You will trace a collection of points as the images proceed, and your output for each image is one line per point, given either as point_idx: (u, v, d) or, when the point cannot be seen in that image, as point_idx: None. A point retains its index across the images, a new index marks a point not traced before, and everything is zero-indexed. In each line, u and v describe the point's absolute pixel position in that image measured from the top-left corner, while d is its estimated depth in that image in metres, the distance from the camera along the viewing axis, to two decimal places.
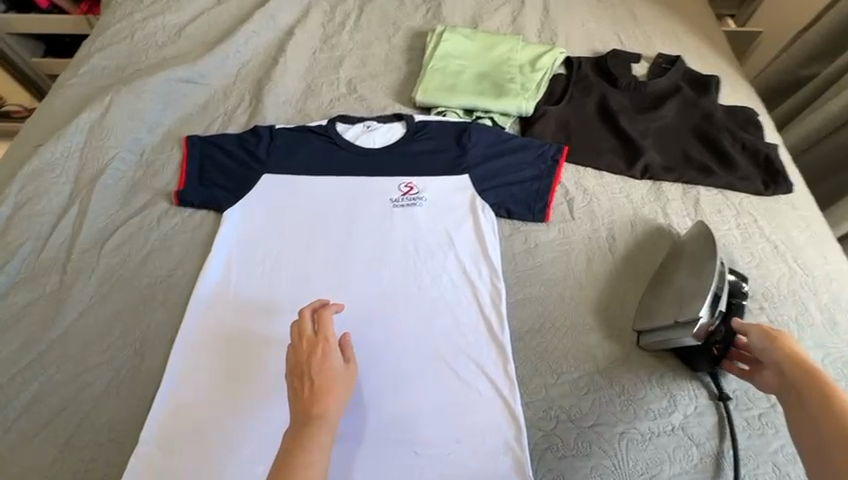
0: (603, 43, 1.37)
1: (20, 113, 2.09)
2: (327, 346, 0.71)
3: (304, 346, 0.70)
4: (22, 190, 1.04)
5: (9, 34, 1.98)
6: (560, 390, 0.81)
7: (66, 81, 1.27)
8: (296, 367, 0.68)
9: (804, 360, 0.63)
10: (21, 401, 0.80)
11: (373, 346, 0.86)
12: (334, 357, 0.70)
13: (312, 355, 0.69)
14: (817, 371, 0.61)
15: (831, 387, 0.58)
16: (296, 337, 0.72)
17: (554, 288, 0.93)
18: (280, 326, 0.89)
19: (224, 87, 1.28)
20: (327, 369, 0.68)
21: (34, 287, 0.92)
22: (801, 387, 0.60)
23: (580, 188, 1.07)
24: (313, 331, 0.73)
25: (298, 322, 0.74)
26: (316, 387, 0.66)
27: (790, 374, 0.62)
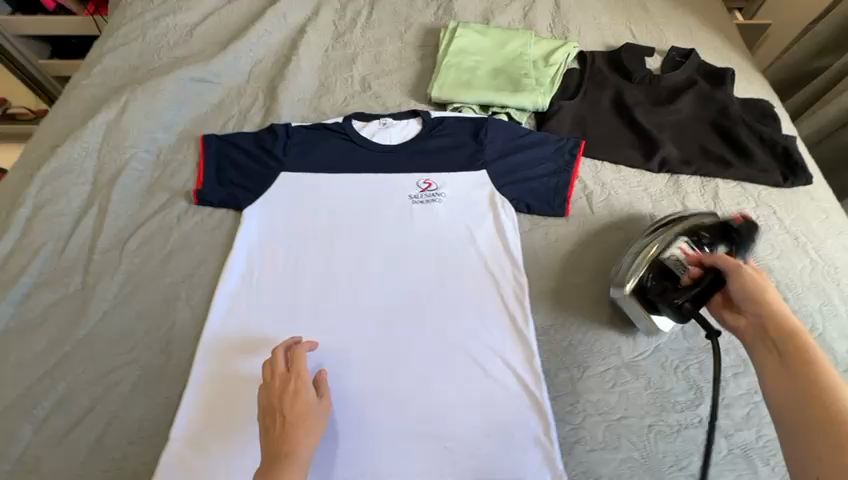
0: (616, 37, 1.37)
1: (26, 115, 2.09)
2: (300, 380, 0.74)
3: (276, 383, 0.74)
4: (41, 191, 1.04)
5: (16, 36, 1.97)
6: (586, 383, 0.82)
7: (80, 81, 1.27)
8: (268, 406, 0.72)
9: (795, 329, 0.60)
10: (49, 400, 0.80)
11: (397, 342, 0.87)
12: (305, 392, 0.73)
13: (285, 391, 0.73)
14: (813, 351, 0.57)
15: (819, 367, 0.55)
16: (269, 376, 0.76)
17: (576, 283, 0.93)
18: (304, 324, 0.89)
19: (237, 85, 1.28)
20: (298, 402, 0.72)
21: (58, 287, 0.92)
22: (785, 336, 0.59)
23: (598, 182, 1.07)
24: (284, 368, 0.77)
25: (270, 361, 0.78)
26: (286, 423, 0.70)
27: (775, 324, 0.61)
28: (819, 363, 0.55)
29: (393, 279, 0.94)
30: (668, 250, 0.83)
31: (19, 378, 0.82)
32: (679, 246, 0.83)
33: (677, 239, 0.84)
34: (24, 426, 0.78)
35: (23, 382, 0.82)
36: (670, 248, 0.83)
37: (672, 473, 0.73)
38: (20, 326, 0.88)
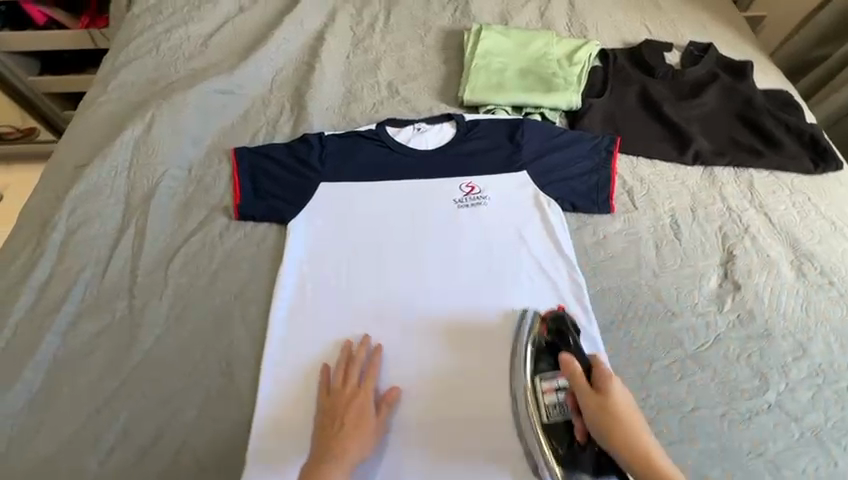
0: (632, 33, 1.39)
1: (13, 134, 1.97)
2: (368, 397, 0.80)
3: (345, 392, 0.80)
4: (72, 214, 1.00)
5: (6, 52, 1.82)
6: (654, 378, 0.83)
7: (96, 99, 1.23)
8: (332, 410, 0.78)
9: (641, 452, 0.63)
10: (113, 431, 0.77)
11: (444, 403, 0.83)
12: (369, 411, 0.78)
13: (352, 403, 0.79)
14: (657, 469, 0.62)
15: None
16: (341, 381, 0.81)
17: (629, 278, 0.94)
18: (374, 338, 0.88)
19: (261, 96, 1.25)
20: (361, 420, 0.77)
21: (103, 314, 0.89)
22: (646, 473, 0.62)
23: (636, 177, 1.09)
24: (357, 381, 0.82)
25: (349, 363, 0.83)
26: (342, 432, 0.75)
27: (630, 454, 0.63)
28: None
29: (439, 327, 0.89)
30: (539, 397, 0.78)
31: (76, 411, 0.79)
32: (543, 391, 0.78)
33: (535, 383, 0.80)
34: (90, 460, 0.75)
35: (81, 414, 0.79)
36: (540, 399, 0.78)
37: (750, 459, 0.75)
38: (68, 356, 0.85)
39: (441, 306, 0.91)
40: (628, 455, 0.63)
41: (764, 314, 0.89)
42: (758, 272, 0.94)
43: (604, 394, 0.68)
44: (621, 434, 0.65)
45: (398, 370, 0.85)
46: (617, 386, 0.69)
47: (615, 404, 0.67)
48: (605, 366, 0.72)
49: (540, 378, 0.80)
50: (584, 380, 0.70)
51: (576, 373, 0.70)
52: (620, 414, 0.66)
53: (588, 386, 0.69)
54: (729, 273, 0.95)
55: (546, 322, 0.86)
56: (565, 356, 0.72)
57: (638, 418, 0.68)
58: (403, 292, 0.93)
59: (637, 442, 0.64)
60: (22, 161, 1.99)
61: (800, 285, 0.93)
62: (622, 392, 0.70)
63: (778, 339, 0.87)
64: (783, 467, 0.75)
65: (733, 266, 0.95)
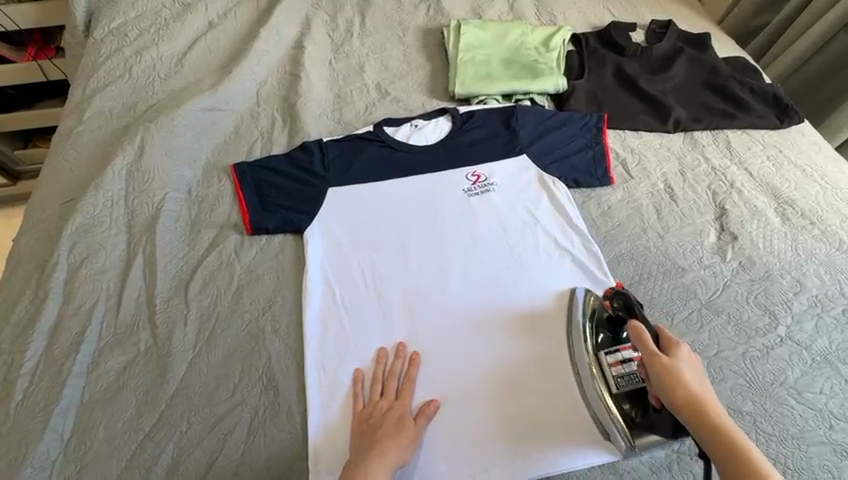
0: (598, 16, 1.46)
1: None
2: (405, 408, 0.80)
3: (383, 403, 0.81)
4: (73, 251, 0.95)
5: None
6: (679, 329, 0.89)
7: (73, 129, 1.17)
8: (369, 419, 0.78)
9: (701, 404, 0.66)
10: (162, 464, 0.75)
11: (504, 372, 0.85)
12: (407, 422, 0.78)
13: (390, 414, 0.79)
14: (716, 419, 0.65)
15: (728, 433, 0.63)
16: (378, 393, 0.82)
17: (638, 242, 1.01)
18: (407, 337, 0.88)
19: (250, 110, 1.23)
20: (399, 429, 0.76)
21: (126, 349, 0.85)
22: (714, 437, 0.63)
23: (627, 149, 1.16)
24: (395, 392, 0.82)
25: (389, 373, 0.84)
26: (377, 439, 0.75)
27: (690, 405, 0.66)
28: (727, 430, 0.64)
29: (495, 296, 0.93)
30: (606, 371, 0.78)
31: (117, 450, 0.76)
32: (609, 364, 0.78)
33: (600, 356, 0.80)
34: None
35: (125, 453, 0.76)
36: (608, 372, 0.78)
37: (776, 389, 0.82)
38: (97, 397, 0.81)
39: (486, 287, 0.94)
40: (690, 414, 0.66)
41: (761, 258, 0.98)
42: (750, 222, 1.03)
43: (673, 361, 0.70)
44: (686, 394, 0.67)
45: (459, 355, 0.86)
46: (685, 354, 0.72)
47: (680, 369, 0.69)
48: (673, 338, 0.74)
49: (606, 351, 0.80)
50: (654, 347, 0.72)
51: (645, 338, 0.72)
52: (687, 381, 0.68)
53: (658, 352, 0.71)
54: (725, 226, 1.03)
55: (611, 300, 0.86)
56: (634, 324, 0.74)
57: (707, 388, 0.69)
58: (446, 273, 0.96)
59: (704, 408, 0.65)
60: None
61: (787, 228, 1.02)
62: (691, 362, 0.72)
63: (778, 278, 0.95)
64: (804, 391, 0.82)
65: (726, 219, 1.03)
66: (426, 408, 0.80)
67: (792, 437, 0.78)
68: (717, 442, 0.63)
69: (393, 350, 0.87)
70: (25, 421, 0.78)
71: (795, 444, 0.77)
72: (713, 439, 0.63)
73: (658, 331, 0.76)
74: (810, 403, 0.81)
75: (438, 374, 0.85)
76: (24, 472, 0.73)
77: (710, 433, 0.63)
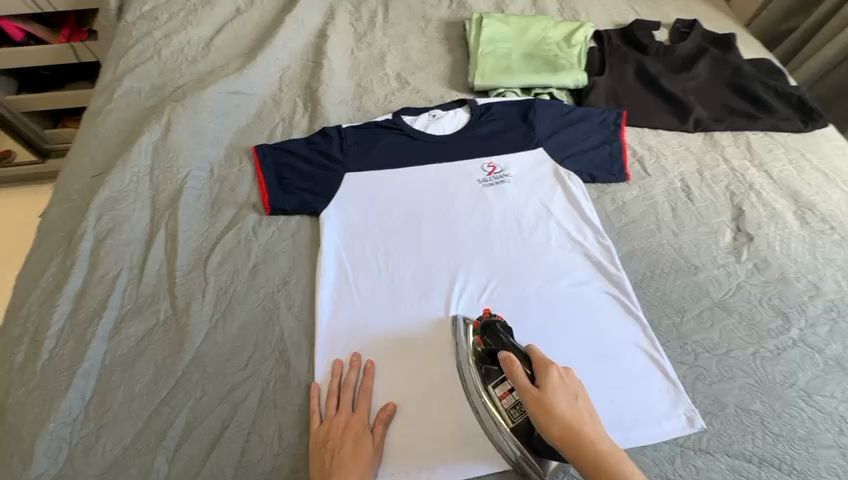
0: (622, 15, 1.46)
1: None
2: (363, 421, 0.78)
3: (339, 420, 0.77)
4: (100, 222, 0.99)
5: None
6: (690, 325, 0.89)
7: (103, 107, 1.21)
8: (325, 442, 0.74)
9: (575, 433, 0.59)
10: (176, 428, 0.78)
11: (450, 382, 0.83)
12: (365, 437, 0.75)
13: (347, 433, 0.76)
14: (593, 448, 0.58)
15: (608, 460, 0.57)
16: (334, 408, 0.79)
17: (653, 238, 1.00)
18: (377, 340, 0.87)
19: (272, 95, 1.26)
20: (358, 449, 0.74)
21: (146, 317, 0.89)
22: (600, 476, 0.56)
23: (645, 146, 1.15)
24: (350, 406, 0.80)
25: (339, 390, 0.81)
26: (336, 463, 0.71)
27: (568, 435, 0.59)
28: (604, 456, 0.57)
29: (505, 284, 0.94)
30: (497, 405, 0.74)
31: (135, 413, 0.79)
32: (499, 397, 0.74)
33: (489, 391, 0.76)
34: (158, 459, 0.76)
35: (142, 416, 0.79)
36: (498, 407, 0.74)
37: (785, 390, 0.82)
38: (117, 361, 0.84)
39: (499, 275, 0.95)
40: (568, 447, 0.59)
41: (778, 260, 0.97)
42: (767, 224, 1.02)
43: (542, 390, 0.63)
44: (559, 425, 0.60)
45: (390, 368, 0.85)
46: (555, 378, 0.65)
47: (551, 398, 0.62)
48: (546, 359, 0.68)
49: (494, 385, 0.76)
50: (523, 376, 0.66)
51: (515, 369, 0.67)
52: (561, 410, 0.61)
53: (528, 381, 0.65)
54: (741, 227, 1.02)
55: (481, 333, 0.81)
56: (504, 356, 0.69)
57: (583, 411, 0.62)
58: (457, 261, 0.97)
59: (581, 441, 0.58)
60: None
61: (805, 232, 1.01)
62: (564, 385, 0.65)
63: (794, 281, 0.94)
64: (815, 394, 0.81)
65: (743, 220, 1.03)
66: (380, 414, 0.79)
67: (800, 438, 0.77)
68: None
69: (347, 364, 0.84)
70: (49, 380, 0.81)
71: (803, 445, 0.77)
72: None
73: (533, 357, 0.69)
74: (819, 406, 0.80)
75: (381, 378, 0.84)
76: (47, 427, 0.77)
77: (593, 471, 0.57)
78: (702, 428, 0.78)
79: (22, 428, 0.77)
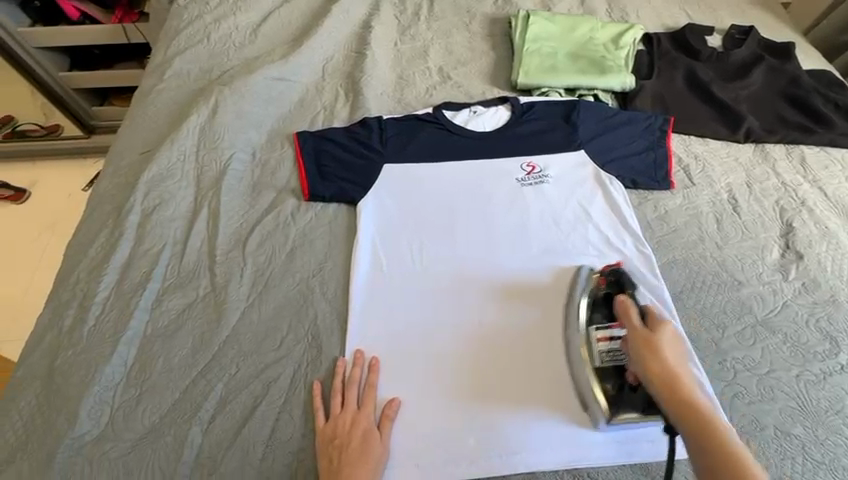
0: (673, 18, 1.41)
1: (37, 132, 1.93)
2: (369, 419, 0.78)
3: (345, 418, 0.78)
4: (147, 197, 1.03)
5: (38, 48, 1.77)
6: (730, 342, 0.86)
7: (154, 87, 1.25)
8: (333, 438, 0.75)
9: (676, 378, 0.65)
10: (212, 401, 0.81)
11: (474, 367, 0.84)
12: (374, 434, 0.76)
13: (354, 430, 0.76)
14: (687, 395, 0.63)
15: (699, 408, 0.62)
16: (339, 405, 0.79)
17: (695, 249, 0.98)
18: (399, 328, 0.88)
19: (315, 83, 1.27)
20: (366, 446, 0.74)
21: (187, 291, 0.92)
22: (688, 417, 0.61)
23: (691, 155, 1.12)
24: (356, 405, 0.80)
25: (342, 388, 0.81)
26: (344, 459, 0.73)
27: (667, 378, 0.65)
28: (695, 404, 0.62)
29: (540, 283, 0.93)
30: (593, 346, 0.81)
31: (173, 383, 0.82)
32: (598, 339, 0.81)
33: (590, 331, 0.83)
34: (193, 428, 0.78)
35: (179, 387, 0.82)
36: (594, 348, 0.81)
37: (829, 417, 0.79)
38: (159, 332, 0.87)
39: (534, 275, 0.94)
40: (662, 386, 0.64)
41: (828, 281, 0.93)
42: (818, 243, 0.98)
43: (655, 337, 0.69)
44: (660, 368, 0.66)
45: (464, 341, 0.87)
46: (668, 333, 0.70)
47: (659, 342, 0.68)
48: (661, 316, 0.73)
49: (597, 327, 0.83)
50: (637, 321, 0.72)
51: (631, 311, 0.73)
52: (664, 354, 0.67)
53: (641, 327, 0.71)
54: (790, 244, 0.98)
55: (606, 276, 0.89)
56: (622, 301, 0.74)
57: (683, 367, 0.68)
58: (492, 256, 0.96)
59: (681, 386, 0.64)
60: (45, 158, 1.94)
61: None
62: (674, 341, 0.70)
63: (844, 304, 0.90)
64: None
65: (793, 237, 0.99)
66: (386, 410, 0.79)
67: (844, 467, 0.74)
68: (689, 420, 0.61)
69: (353, 361, 0.84)
70: (95, 345, 0.85)
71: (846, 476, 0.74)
72: (682, 414, 0.61)
73: (648, 310, 0.75)
74: None
75: (426, 359, 0.85)
76: (92, 390, 0.81)
77: (677, 406, 0.62)
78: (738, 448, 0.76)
79: (68, 388, 0.81)
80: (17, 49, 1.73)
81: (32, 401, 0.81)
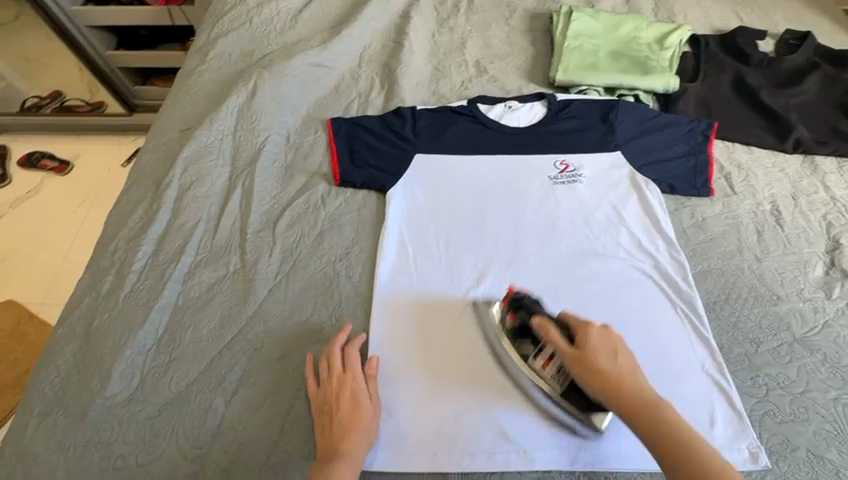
0: (723, 20, 1.35)
1: (83, 107, 2.02)
2: (356, 382, 0.78)
3: (332, 382, 0.78)
4: (185, 172, 1.06)
5: (88, 27, 1.83)
6: (764, 358, 0.83)
7: (197, 67, 1.28)
8: (324, 404, 0.77)
9: (617, 382, 0.65)
10: (236, 373, 0.83)
11: (437, 368, 0.84)
12: (363, 398, 0.77)
13: (341, 393, 0.77)
14: (632, 397, 0.63)
15: (646, 404, 0.63)
16: (326, 372, 0.80)
17: (732, 260, 0.94)
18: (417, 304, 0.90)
19: (351, 71, 1.28)
20: (356, 409, 0.76)
21: (218, 266, 0.94)
22: (638, 418, 0.62)
23: (734, 163, 1.07)
24: (341, 367, 0.80)
25: (326, 355, 0.82)
26: (335, 423, 0.74)
27: (609, 386, 0.65)
28: (642, 405, 0.63)
29: (566, 283, 0.92)
30: (540, 373, 0.79)
31: (200, 353, 0.85)
32: (541, 366, 0.79)
33: (531, 363, 0.80)
34: (217, 397, 0.81)
35: (206, 357, 0.85)
36: (544, 375, 0.79)
37: None
38: (190, 302, 0.90)
39: (561, 274, 0.93)
40: (608, 395, 0.65)
41: None
42: None
43: (581, 349, 0.68)
44: (600, 375, 0.65)
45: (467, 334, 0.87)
46: (594, 337, 0.69)
47: (593, 358, 0.67)
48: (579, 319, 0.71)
49: (533, 356, 0.80)
50: (561, 339, 0.70)
51: (552, 333, 0.71)
52: (595, 363, 0.66)
53: (566, 344, 0.69)
54: (836, 261, 0.94)
55: (513, 311, 0.83)
56: (541, 327, 0.72)
57: (622, 364, 0.67)
58: (518, 253, 0.95)
59: (623, 390, 0.64)
60: (90, 134, 2.03)
61: None
62: (603, 343, 0.69)
63: None
64: None
65: (839, 255, 0.94)
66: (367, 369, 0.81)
67: None
68: (639, 421, 0.62)
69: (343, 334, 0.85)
70: (130, 310, 0.89)
71: None
72: (632, 416, 0.63)
73: (567, 321, 0.73)
74: None
75: (414, 344, 0.86)
76: (125, 353, 0.84)
77: (626, 410, 0.63)
78: (766, 466, 0.73)
79: (103, 349, 0.85)
80: (75, 32, 1.82)
81: (70, 358, 0.86)
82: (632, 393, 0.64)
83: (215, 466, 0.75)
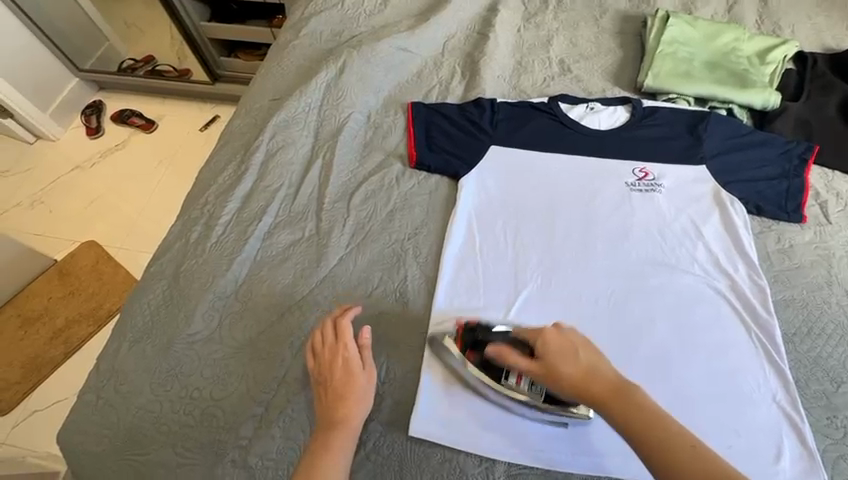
0: (836, 40, 1.26)
1: (171, 73, 2.15)
2: (346, 353, 0.79)
3: (326, 351, 0.80)
4: (272, 140, 1.13)
5: None
6: (844, 399, 0.79)
7: (289, 43, 1.35)
8: (319, 374, 0.79)
9: (584, 380, 0.63)
10: (302, 331, 0.88)
11: None
12: (356, 369, 0.79)
13: (334, 362, 0.79)
14: (605, 394, 0.61)
15: (621, 397, 0.61)
16: (320, 344, 0.81)
17: (817, 292, 0.89)
18: (481, 290, 0.92)
19: (434, 58, 1.30)
20: (349, 380, 0.78)
21: (295, 229, 1.00)
22: (618, 413, 0.60)
23: (831, 191, 1.01)
24: (333, 338, 0.81)
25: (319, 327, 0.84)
26: (331, 393, 0.77)
27: (579, 390, 0.63)
28: (617, 400, 0.60)
29: (634, 290, 0.90)
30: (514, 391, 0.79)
31: (273, 307, 0.91)
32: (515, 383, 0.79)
33: (504, 385, 0.79)
34: (285, 349, 0.86)
35: (278, 312, 0.91)
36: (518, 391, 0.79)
37: None
38: (267, 260, 0.97)
39: (631, 281, 0.91)
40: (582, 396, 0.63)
41: None
42: None
43: (541, 361, 0.67)
44: (568, 379, 0.64)
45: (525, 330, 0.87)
46: (548, 344, 0.67)
47: (555, 364, 0.65)
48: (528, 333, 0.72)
49: (504, 376, 0.79)
50: (519, 359, 0.69)
51: (511, 357, 0.70)
52: (557, 371, 0.65)
53: (524, 361, 0.69)
54: None
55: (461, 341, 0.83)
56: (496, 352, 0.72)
57: (583, 363, 0.65)
58: (587, 255, 0.94)
59: (594, 385, 0.62)
60: (175, 99, 2.19)
61: None
62: (556, 344, 0.67)
63: None
64: None
65: None
66: (360, 339, 0.82)
67: None
68: (619, 416, 0.60)
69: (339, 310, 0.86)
70: (214, 260, 0.96)
71: None
72: (614, 413, 0.60)
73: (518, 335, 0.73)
74: None
75: None
76: (208, 297, 0.92)
77: (605, 408, 0.61)
78: None
79: (190, 290, 0.93)
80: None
81: (159, 295, 0.94)
82: (603, 394, 0.61)
83: (278, 412, 0.81)
